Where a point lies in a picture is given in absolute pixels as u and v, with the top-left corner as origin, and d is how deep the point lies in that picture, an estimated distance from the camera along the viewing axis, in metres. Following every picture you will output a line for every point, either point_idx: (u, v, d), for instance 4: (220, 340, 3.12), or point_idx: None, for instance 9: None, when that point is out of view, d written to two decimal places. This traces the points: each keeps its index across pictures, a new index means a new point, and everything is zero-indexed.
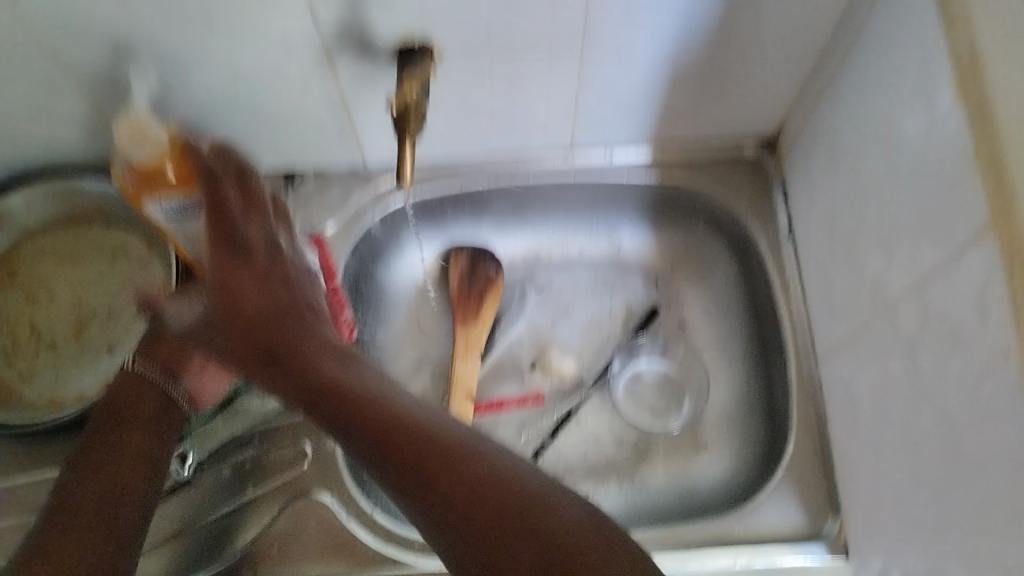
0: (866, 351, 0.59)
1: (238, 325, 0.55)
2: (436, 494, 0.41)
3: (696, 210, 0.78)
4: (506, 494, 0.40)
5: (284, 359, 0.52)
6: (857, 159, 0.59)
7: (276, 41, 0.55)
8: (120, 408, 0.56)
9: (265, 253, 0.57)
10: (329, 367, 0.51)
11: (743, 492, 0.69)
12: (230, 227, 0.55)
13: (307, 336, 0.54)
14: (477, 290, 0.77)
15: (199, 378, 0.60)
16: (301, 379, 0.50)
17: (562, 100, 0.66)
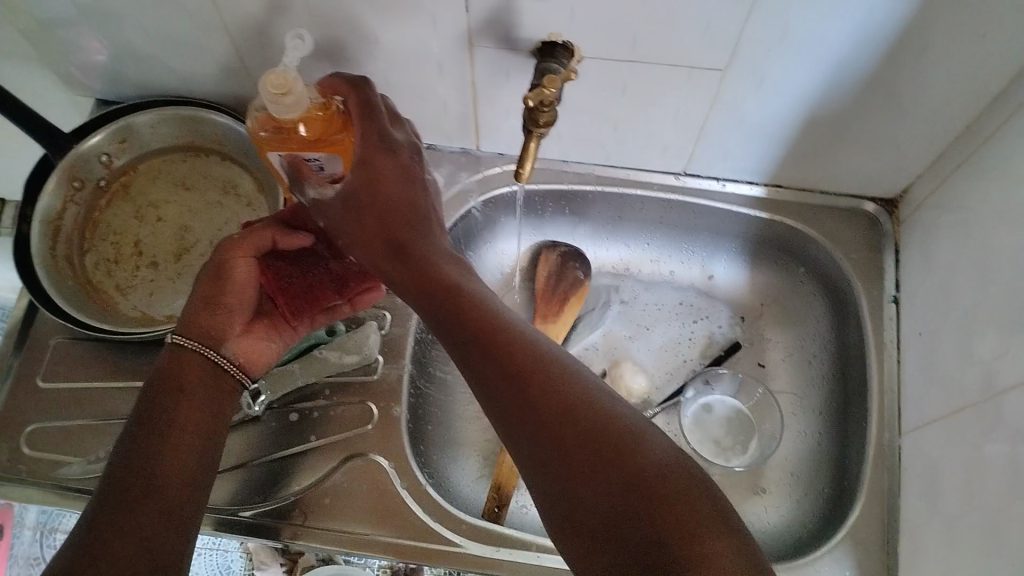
0: (960, 436, 0.56)
1: (371, 211, 0.54)
2: (527, 399, 0.43)
3: (798, 254, 0.77)
4: (596, 418, 0.41)
5: (416, 267, 0.53)
6: (989, 238, 0.57)
7: (425, 22, 0.56)
8: (175, 375, 0.53)
9: (409, 154, 0.56)
10: (449, 272, 0.53)
11: (795, 542, 0.67)
12: (380, 131, 0.55)
13: (431, 243, 0.55)
14: (562, 289, 0.78)
15: (239, 344, 0.58)
16: (423, 277, 0.52)
17: (690, 123, 0.66)
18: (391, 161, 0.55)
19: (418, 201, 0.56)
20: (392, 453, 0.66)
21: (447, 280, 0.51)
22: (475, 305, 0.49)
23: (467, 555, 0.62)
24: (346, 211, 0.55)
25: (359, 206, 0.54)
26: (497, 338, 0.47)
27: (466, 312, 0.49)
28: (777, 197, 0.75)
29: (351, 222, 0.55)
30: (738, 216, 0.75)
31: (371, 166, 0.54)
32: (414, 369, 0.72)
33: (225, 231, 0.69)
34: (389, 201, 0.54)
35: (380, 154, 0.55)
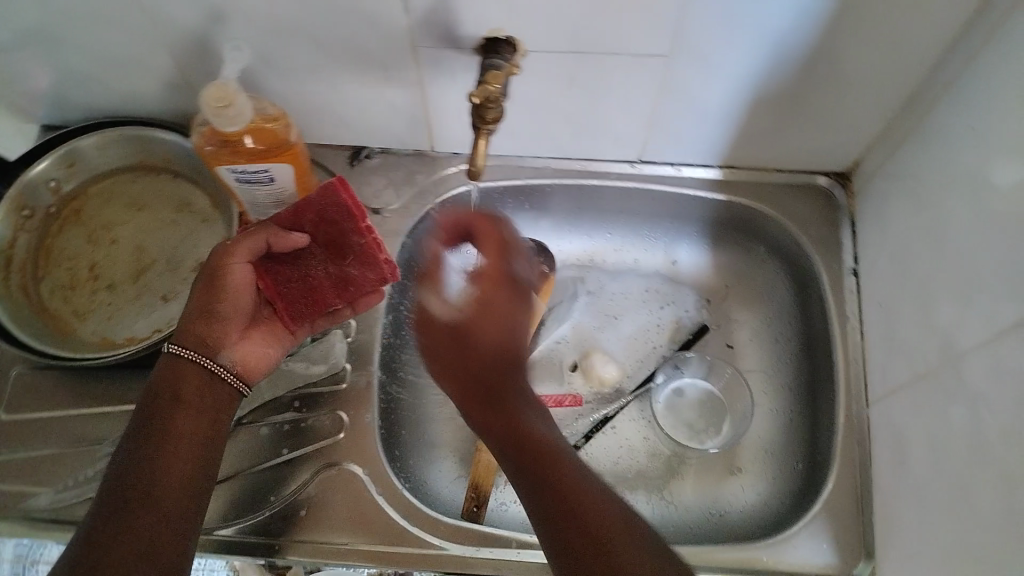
0: (920, 401, 0.57)
1: (468, 366, 0.57)
2: (595, 554, 0.46)
3: (758, 233, 0.77)
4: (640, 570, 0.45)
5: (498, 407, 0.56)
6: (938, 205, 0.57)
7: (365, 24, 0.56)
8: (169, 387, 0.53)
9: (514, 351, 0.58)
10: (534, 424, 0.55)
11: (772, 520, 0.68)
12: (512, 325, 0.59)
13: (525, 402, 0.57)
14: None
15: (237, 349, 0.57)
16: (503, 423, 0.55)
17: (640, 109, 0.66)
18: (506, 293, 0.60)
19: (512, 337, 0.59)
20: (366, 460, 0.66)
21: (521, 417, 0.55)
22: (563, 459, 0.52)
23: (447, 558, 0.62)
24: (476, 326, 0.58)
25: (473, 347, 0.57)
26: (571, 482, 0.50)
27: (547, 449, 0.53)
28: (733, 178, 0.75)
29: (473, 347, 0.57)
30: (696, 199, 0.76)
31: (488, 308, 0.58)
32: (384, 374, 0.72)
33: (183, 250, 0.69)
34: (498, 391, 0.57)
35: (504, 291, 0.60)
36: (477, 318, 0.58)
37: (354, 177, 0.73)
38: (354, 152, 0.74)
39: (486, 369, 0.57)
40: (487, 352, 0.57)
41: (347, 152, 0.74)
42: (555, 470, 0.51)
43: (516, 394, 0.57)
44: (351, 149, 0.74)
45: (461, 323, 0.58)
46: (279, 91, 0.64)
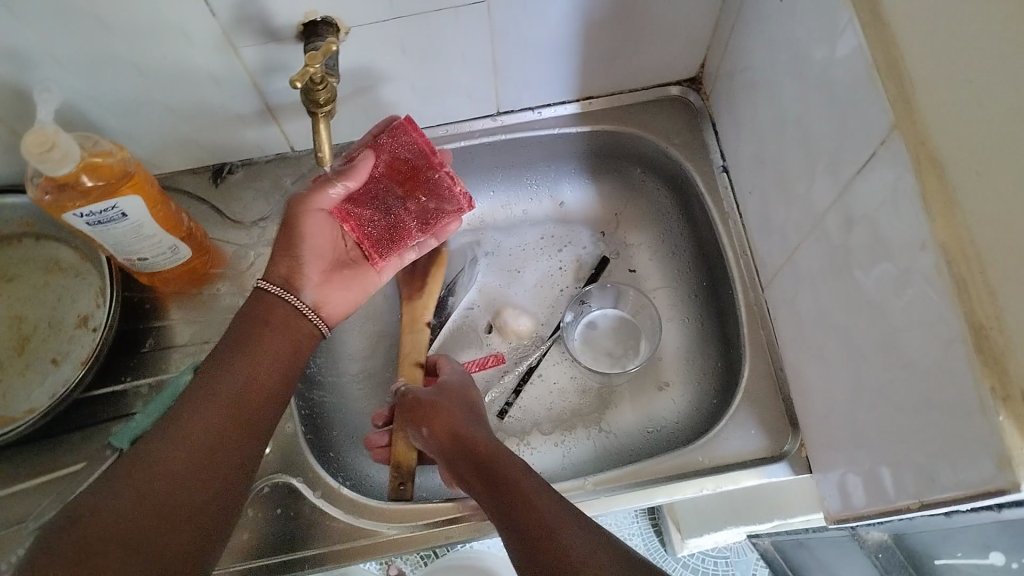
0: (802, 272, 0.59)
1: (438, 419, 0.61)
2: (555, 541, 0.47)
3: (630, 156, 0.79)
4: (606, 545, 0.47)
5: (462, 449, 0.57)
6: (773, 83, 0.59)
7: (173, 35, 0.55)
8: (246, 326, 0.57)
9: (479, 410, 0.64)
10: (491, 450, 0.56)
11: (703, 421, 0.70)
12: (470, 394, 0.66)
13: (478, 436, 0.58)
14: (421, 266, 0.77)
15: (321, 290, 0.62)
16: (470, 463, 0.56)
17: (481, 61, 0.66)
18: (468, 385, 0.67)
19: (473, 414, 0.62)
20: (299, 467, 0.65)
21: (486, 459, 0.55)
22: (518, 468, 0.53)
23: (400, 539, 0.62)
24: (444, 407, 0.62)
25: (455, 418, 0.61)
26: (523, 487, 0.51)
27: (503, 464, 0.54)
28: (593, 109, 0.76)
29: (449, 420, 0.60)
30: (563, 136, 0.77)
31: (450, 383, 0.67)
32: (300, 382, 0.71)
33: (62, 308, 0.66)
34: (474, 439, 0.57)
35: (461, 381, 0.67)
36: (446, 386, 0.66)
37: (220, 195, 0.72)
38: (215, 171, 0.73)
39: (461, 438, 0.58)
40: (454, 418, 0.60)
41: (207, 172, 0.73)
42: (509, 480, 0.52)
43: (474, 435, 0.58)
44: (211, 168, 0.73)
45: (436, 406, 0.62)
46: (114, 123, 0.63)
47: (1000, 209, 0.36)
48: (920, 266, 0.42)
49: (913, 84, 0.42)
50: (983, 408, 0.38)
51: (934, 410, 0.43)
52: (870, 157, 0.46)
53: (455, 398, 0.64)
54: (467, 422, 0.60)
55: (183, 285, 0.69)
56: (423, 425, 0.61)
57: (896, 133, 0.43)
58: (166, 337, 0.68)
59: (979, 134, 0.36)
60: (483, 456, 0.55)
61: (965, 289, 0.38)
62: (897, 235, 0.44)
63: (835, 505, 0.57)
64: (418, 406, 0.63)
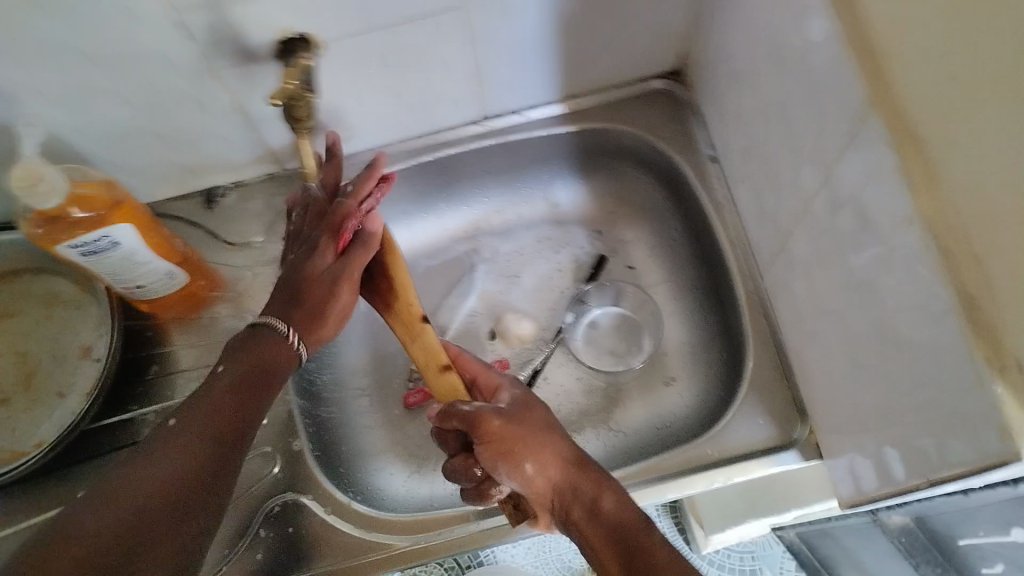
0: (796, 256, 0.58)
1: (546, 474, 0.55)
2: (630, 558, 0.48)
3: (620, 152, 0.78)
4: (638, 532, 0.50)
5: (592, 515, 0.52)
6: (753, 69, 0.59)
7: (154, 63, 0.55)
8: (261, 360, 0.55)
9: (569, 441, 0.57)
10: (621, 516, 0.51)
11: (710, 411, 0.70)
12: (548, 418, 0.57)
13: (600, 494, 0.53)
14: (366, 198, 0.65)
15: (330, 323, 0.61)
16: (606, 530, 0.51)
17: (462, 67, 0.66)
18: (539, 414, 0.57)
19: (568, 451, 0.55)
20: (307, 485, 0.65)
21: (622, 530, 0.50)
22: (657, 531, 0.50)
23: (415, 547, 0.62)
24: (548, 443, 0.55)
25: (571, 465, 0.55)
26: (667, 558, 0.47)
27: (639, 525, 0.50)
28: (578, 107, 0.76)
29: (562, 465, 0.54)
30: (552, 136, 0.76)
31: (524, 411, 0.57)
32: (303, 401, 0.70)
33: (64, 341, 0.65)
34: (596, 493, 0.53)
35: (531, 403, 0.59)
36: (523, 422, 0.56)
37: (214, 218, 0.72)
38: (208, 196, 0.73)
39: (581, 488, 0.53)
40: (565, 459, 0.55)
41: (200, 196, 0.73)
42: (650, 547, 0.48)
43: (595, 495, 0.53)
44: (203, 193, 0.73)
45: (538, 441, 0.55)
46: (104, 154, 0.63)
47: (977, 176, 0.35)
48: (908, 244, 0.41)
49: (886, 60, 0.41)
50: (979, 380, 0.37)
51: (933, 386, 0.42)
52: (851, 136, 0.45)
53: (548, 426, 0.57)
54: (583, 467, 0.54)
55: (185, 310, 0.69)
56: (524, 465, 0.54)
57: (874, 110, 0.42)
58: (170, 362, 0.68)
59: (954, 105, 0.36)
60: (614, 518, 0.51)
61: (952, 261, 0.38)
62: (883, 213, 0.43)
63: (848, 488, 0.57)
64: (509, 444, 0.55)
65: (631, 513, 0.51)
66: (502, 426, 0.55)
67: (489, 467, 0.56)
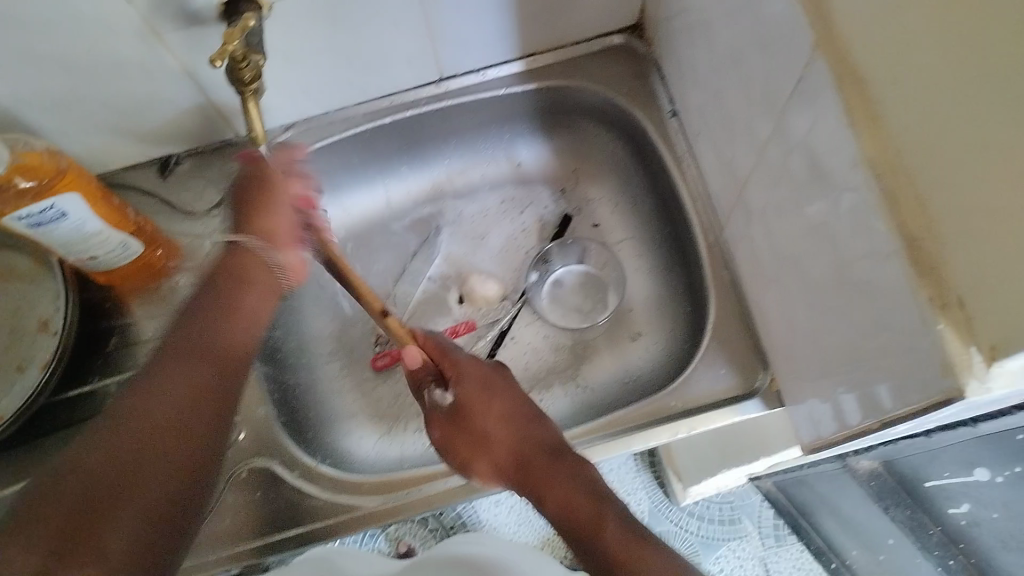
0: (753, 205, 0.58)
1: (496, 467, 0.55)
2: (585, 550, 0.49)
3: (581, 110, 0.78)
4: (590, 516, 0.50)
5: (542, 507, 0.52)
6: (706, 19, 0.58)
7: (93, 28, 0.54)
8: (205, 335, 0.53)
9: (519, 422, 0.56)
10: (567, 500, 0.51)
11: (675, 364, 0.70)
12: (498, 400, 0.57)
13: (546, 481, 0.53)
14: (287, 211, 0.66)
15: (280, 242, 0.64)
16: (559, 520, 0.51)
17: (413, 27, 0.65)
18: (492, 400, 0.57)
19: (506, 438, 0.55)
20: (273, 451, 0.65)
21: (574, 521, 0.50)
22: (611, 523, 0.49)
23: (385, 508, 0.62)
24: (489, 445, 0.55)
25: (513, 456, 0.55)
26: (625, 552, 0.47)
27: (588, 524, 0.49)
28: (537, 65, 0.75)
29: (502, 458, 0.55)
30: (510, 96, 0.75)
31: (472, 400, 0.57)
32: (267, 368, 0.70)
33: (22, 316, 0.64)
34: (540, 494, 0.53)
35: (482, 386, 0.57)
36: (463, 412, 0.57)
37: (169, 188, 0.71)
38: (162, 164, 0.72)
39: (527, 477, 0.53)
40: (509, 449, 0.55)
41: (154, 165, 0.72)
42: (609, 556, 0.47)
43: (540, 481, 0.53)
44: (157, 161, 0.72)
45: (480, 448, 0.55)
46: (52, 124, 0.62)
47: (919, 116, 0.35)
48: (856, 185, 0.41)
49: (828, 2, 0.41)
50: (925, 319, 0.38)
51: (883, 328, 0.43)
52: (799, 82, 0.45)
53: (495, 415, 0.56)
54: (526, 467, 0.54)
55: (144, 280, 0.68)
56: (472, 467, 0.56)
57: (820, 53, 0.42)
58: (130, 334, 0.67)
59: (895, 43, 0.36)
60: (561, 515, 0.51)
61: (896, 201, 0.38)
62: (832, 157, 0.43)
63: (809, 434, 0.57)
64: (452, 445, 0.57)
65: (581, 498, 0.51)
66: (444, 436, 0.57)
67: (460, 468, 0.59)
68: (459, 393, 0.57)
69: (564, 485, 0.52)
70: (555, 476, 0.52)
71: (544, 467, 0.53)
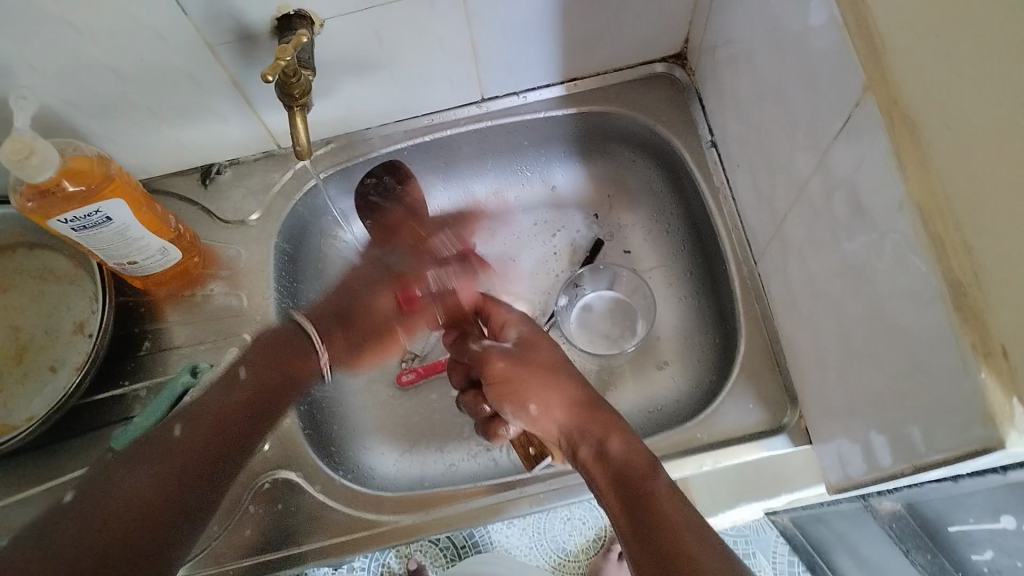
0: (790, 240, 0.58)
1: (556, 408, 0.58)
2: (640, 497, 0.49)
3: (619, 137, 0.78)
4: (648, 473, 0.51)
5: (598, 455, 0.54)
6: (752, 55, 0.58)
7: (149, 37, 0.55)
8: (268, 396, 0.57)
9: (575, 376, 0.61)
10: (628, 453, 0.53)
11: (702, 395, 0.70)
12: (556, 359, 0.62)
13: (610, 427, 0.55)
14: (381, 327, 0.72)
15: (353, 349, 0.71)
16: (614, 467, 0.52)
17: (459, 48, 0.66)
18: (552, 356, 0.62)
19: (569, 385, 0.59)
20: (298, 462, 0.65)
21: (635, 473, 0.51)
22: (659, 473, 0.51)
23: (401, 527, 0.62)
24: (557, 385, 0.59)
25: (575, 402, 0.58)
26: (668, 503, 0.48)
27: (643, 466, 0.51)
28: (578, 91, 0.76)
29: (565, 403, 0.58)
30: (550, 120, 0.76)
31: (534, 349, 0.63)
32: None
33: (58, 315, 0.65)
34: (603, 435, 0.55)
35: (542, 343, 0.64)
36: (528, 355, 0.62)
37: (209, 196, 0.72)
38: (204, 173, 0.73)
39: (586, 425, 0.56)
40: (571, 397, 0.58)
41: (196, 173, 0.73)
42: (655, 496, 0.48)
43: (603, 427, 0.55)
44: (199, 170, 0.73)
45: (542, 385, 0.59)
46: (101, 129, 0.63)
47: (969, 162, 0.35)
48: (899, 227, 0.41)
49: (881, 43, 0.41)
50: (966, 365, 0.37)
51: (921, 372, 0.42)
52: (846, 122, 0.45)
53: (555, 367, 0.61)
54: (591, 407, 0.57)
55: (180, 287, 0.69)
56: (528, 405, 0.59)
57: (871, 93, 0.42)
58: (163, 339, 0.68)
59: (947, 89, 0.36)
60: (621, 458, 0.52)
61: (940, 246, 0.38)
62: (875, 197, 0.43)
63: (837, 474, 0.57)
64: (507, 379, 0.60)
65: (647, 454, 0.53)
66: (506, 368, 0.60)
67: (499, 406, 0.62)
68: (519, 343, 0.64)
69: (628, 443, 0.54)
70: (616, 428, 0.55)
71: (603, 416, 0.57)
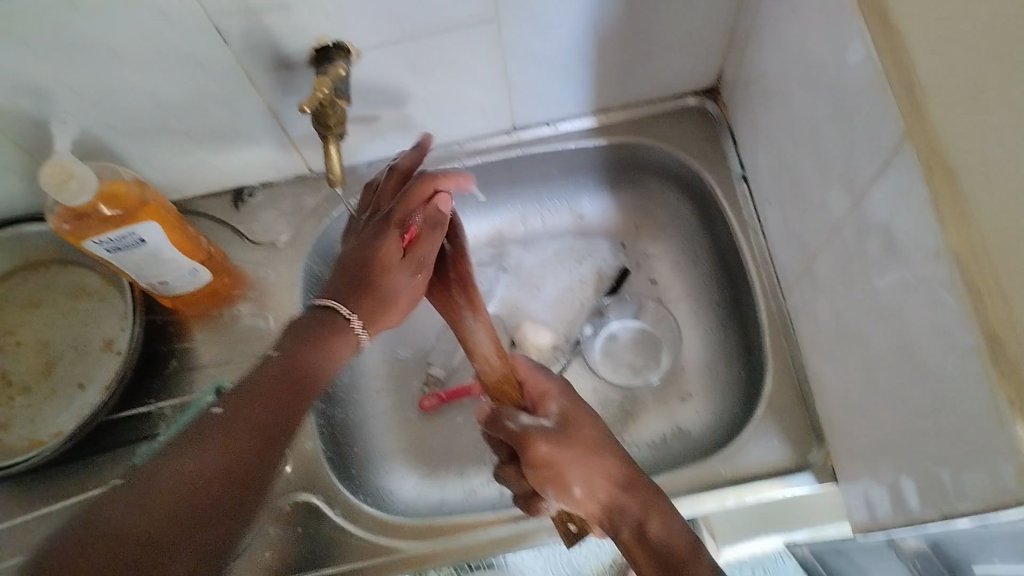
0: (821, 279, 0.58)
1: (598, 489, 0.54)
2: None
3: (647, 167, 0.78)
4: (691, 557, 0.51)
5: (641, 540, 0.52)
6: (786, 92, 0.58)
7: (189, 64, 0.56)
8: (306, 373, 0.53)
9: (614, 448, 0.56)
10: (671, 535, 0.52)
11: (727, 431, 0.69)
12: (592, 428, 0.57)
13: (656, 510, 0.53)
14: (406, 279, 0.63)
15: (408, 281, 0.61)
16: (654, 553, 0.52)
17: (492, 80, 0.66)
18: (591, 427, 0.57)
19: (611, 460, 0.55)
20: (321, 486, 0.65)
21: (673, 555, 0.51)
22: (705, 562, 0.51)
23: (423, 554, 0.62)
24: (599, 463, 0.55)
25: (619, 484, 0.54)
26: None
27: (688, 556, 0.51)
28: (607, 122, 0.76)
29: (609, 485, 0.54)
30: (578, 150, 0.76)
31: (569, 418, 0.58)
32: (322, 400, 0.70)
33: (89, 332, 0.66)
34: (643, 516, 0.53)
35: (576, 406, 0.59)
36: (565, 427, 0.57)
37: (240, 216, 0.73)
38: (234, 193, 0.74)
39: (630, 509, 0.53)
40: (614, 477, 0.54)
41: (227, 194, 0.74)
42: None
43: (647, 511, 0.53)
44: (230, 190, 0.73)
45: (586, 462, 0.55)
46: (137, 151, 0.64)
47: (1013, 226, 0.35)
48: (934, 276, 0.41)
49: (921, 90, 0.41)
50: (1002, 422, 0.37)
51: (953, 420, 0.42)
52: (883, 166, 0.45)
53: (597, 439, 0.57)
54: (633, 489, 0.54)
55: (207, 305, 0.69)
56: (572, 487, 0.55)
57: (908, 141, 0.42)
58: (190, 358, 0.68)
59: (989, 152, 0.36)
60: (664, 545, 0.51)
61: (978, 299, 0.38)
62: (912, 245, 0.43)
63: (864, 517, 0.56)
64: (548, 460, 0.55)
65: (690, 536, 0.52)
66: (550, 450, 0.55)
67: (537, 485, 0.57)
68: (552, 413, 0.59)
69: (672, 525, 0.52)
70: (660, 508, 0.53)
71: (646, 496, 0.54)
